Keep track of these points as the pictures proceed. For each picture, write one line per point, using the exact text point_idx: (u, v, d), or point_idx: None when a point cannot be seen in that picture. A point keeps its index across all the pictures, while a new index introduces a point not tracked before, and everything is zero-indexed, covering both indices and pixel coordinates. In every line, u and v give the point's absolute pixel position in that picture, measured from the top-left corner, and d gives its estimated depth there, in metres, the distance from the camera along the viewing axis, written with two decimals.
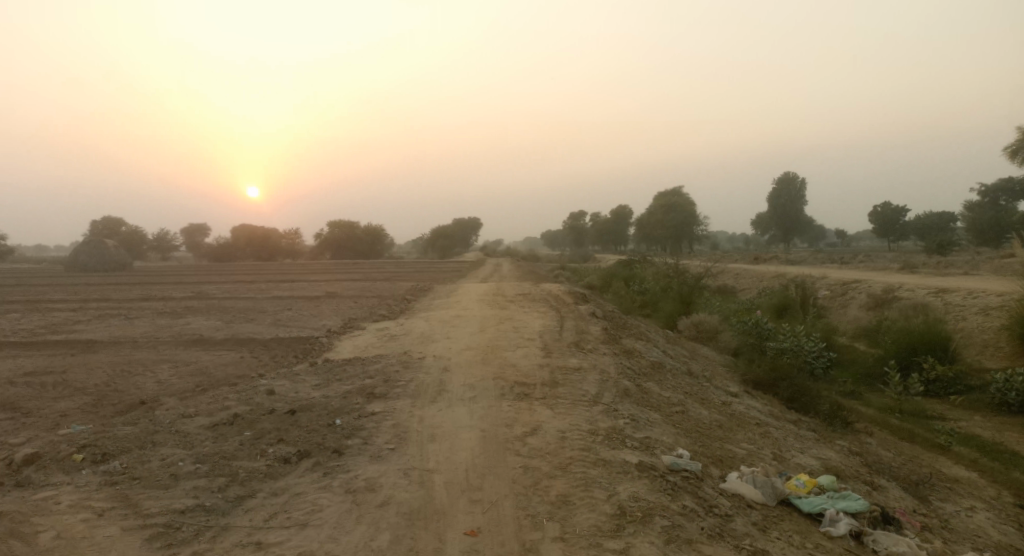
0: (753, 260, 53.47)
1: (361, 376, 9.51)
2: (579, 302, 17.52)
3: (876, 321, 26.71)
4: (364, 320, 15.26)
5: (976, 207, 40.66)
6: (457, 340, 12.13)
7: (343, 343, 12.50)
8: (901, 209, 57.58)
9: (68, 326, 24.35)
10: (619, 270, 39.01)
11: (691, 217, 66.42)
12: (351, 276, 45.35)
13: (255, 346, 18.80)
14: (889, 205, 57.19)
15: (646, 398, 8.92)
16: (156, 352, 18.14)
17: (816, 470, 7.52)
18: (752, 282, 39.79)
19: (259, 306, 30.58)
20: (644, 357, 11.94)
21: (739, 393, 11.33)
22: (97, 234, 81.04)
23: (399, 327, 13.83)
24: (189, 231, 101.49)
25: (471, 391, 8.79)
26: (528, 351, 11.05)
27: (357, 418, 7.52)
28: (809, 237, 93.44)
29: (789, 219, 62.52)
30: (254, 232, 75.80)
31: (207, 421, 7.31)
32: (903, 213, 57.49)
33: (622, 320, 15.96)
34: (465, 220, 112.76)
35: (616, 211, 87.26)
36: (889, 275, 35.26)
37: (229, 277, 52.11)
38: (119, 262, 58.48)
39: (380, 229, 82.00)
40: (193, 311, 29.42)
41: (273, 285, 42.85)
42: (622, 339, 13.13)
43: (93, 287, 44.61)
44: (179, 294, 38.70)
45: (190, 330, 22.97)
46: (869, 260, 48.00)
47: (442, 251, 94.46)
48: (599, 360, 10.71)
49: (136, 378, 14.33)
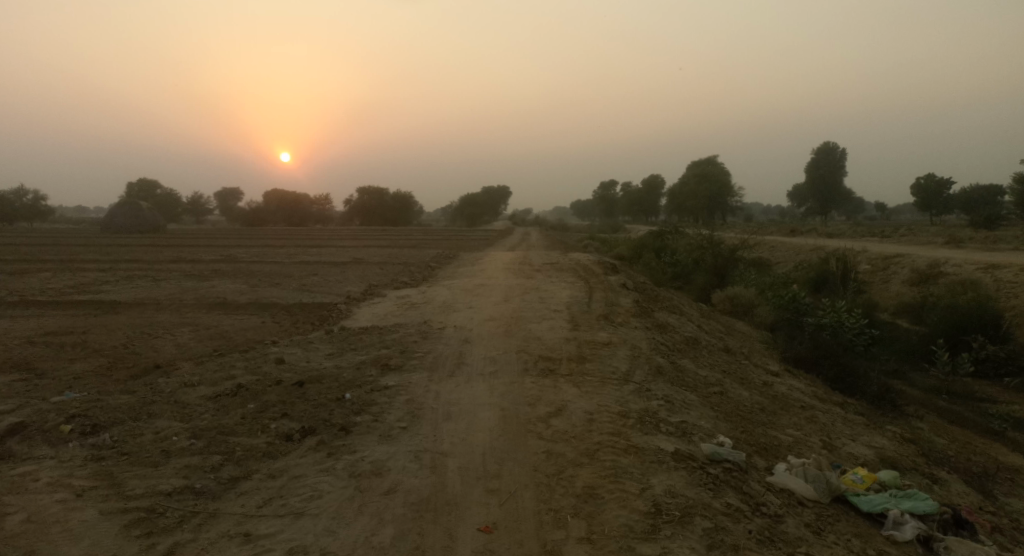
0: (789, 232, 52.05)
1: (377, 346, 8.99)
2: (609, 272, 16.82)
3: (919, 297, 25.59)
4: (386, 287, 14.77)
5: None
6: (480, 310, 11.56)
7: (363, 311, 12.01)
8: (945, 181, 55.42)
9: (96, 286, 24.36)
10: (650, 240, 38.10)
11: (724, 188, 64.92)
12: (379, 242, 45.09)
13: (278, 311, 18.49)
14: (933, 177, 55.05)
15: (681, 377, 8.26)
16: (178, 314, 17.94)
17: (870, 461, 6.84)
18: (787, 256, 38.60)
19: (286, 270, 30.41)
20: (678, 333, 11.25)
21: (779, 372, 10.62)
22: (133, 196, 82.13)
23: (421, 295, 13.31)
24: (222, 195, 102.35)
25: (492, 365, 8.22)
26: (554, 323, 10.45)
27: (369, 392, 7.00)
28: (847, 209, 90.89)
29: (827, 191, 60.67)
30: (285, 197, 76.05)
31: (209, 392, 6.84)
32: (947, 185, 55.32)
33: (654, 292, 15.25)
34: (495, 188, 112.02)
35: (647, 181, 85.72)
36: (934, 249, 33.84)
37: (259, 240, 52.28)
38: (153, 225, 59.08)
39: (409, 195, 81.66)
40: (220, 274, 29.35)
41: (301, 249, 42.78)
42: (654, 312, 12.44)
43: (126, 248, 45.07)
44: (208, 256, 38.81)
45: (215, 293, 22.83)
46: (910, 234, 46.31)
47: (471, 219, 93.96)
48: (630, 335, 10.07)
49: (154, 341, 14.06)
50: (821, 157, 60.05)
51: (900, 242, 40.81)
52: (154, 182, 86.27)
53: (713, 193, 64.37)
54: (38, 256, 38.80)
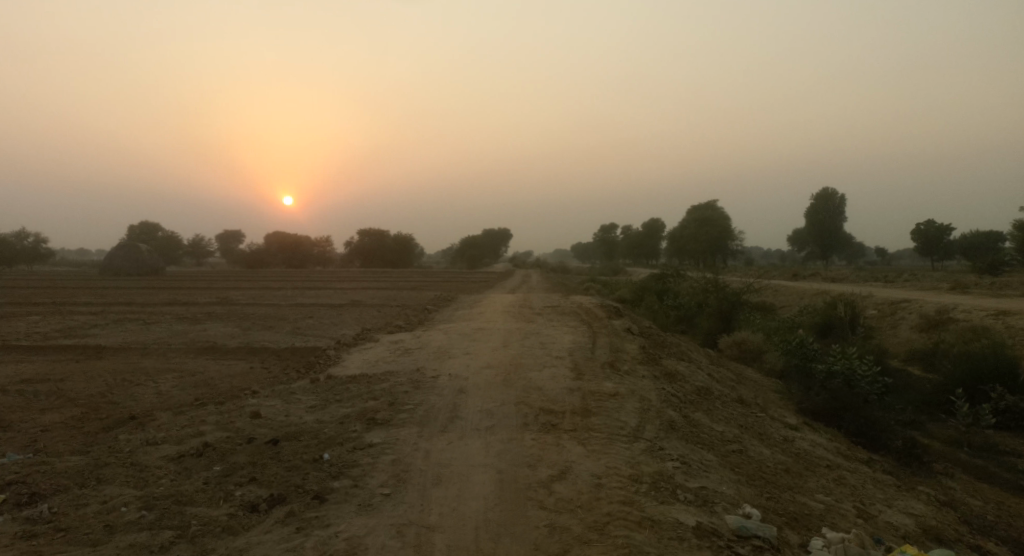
0: (791, 276, 51.51)
1: (364, 398, 8.29)
2: (613, 317, 16.15)
3: (930, 344, 24.85)
4: (379, 332, 14.10)
5: None
6: (477, 357, 10.87)
7: (353, 357, 11.31)
8: (946, 226, 55.02)
9: (85, 330, 23.67)
10: (652, 283, 37.51)
11: (725, 232, 64.57)
12: (378, 285, 44.51)
13: (268, 357, 17.75)
14: (934, 222, 54.64)
15: (696, 433, 7.55)
16: (164, 360, 17.21)
17: (911, 533, 6.12)
18: (792, 300, 37.92)
19: (281, 313, 29.77)
20: (688, 382, 10.55)
21: (798, 426, 9.89)
22: (134, 239, 82.03)
23: (415, 340, 12.62)
24: (224, 237, 102.32)
25: (488, 419, 7.52)
26: (556, 372, 9.75)
27: (351, 451, 6.30)
28: (848, 254, 90.36)
29: (828, 235, 60.28)
30: (286, 239, 75.85)
31: (172, 451, 6.14)
32: (948, 230, 54.89)
33: (660, 337, 14.56)
34: (495, 232, 112.13)
35: (648, 225, 85.53)
36: (941, 294, 33.17)
37: (258, 283, 51.73)
38: (152, 267, 58.60)
39: (410, 238, 81.40)
40: (213, 317, 28.67)
41: (299, 292, 42.18)
42: (661, 359, 11.76)
43: (122, 290, 44.48)
44: (204, 299, 38.17)
45: (206, 337, 22.14)
46: (914, 279, 45.77)
47: (472, 262, 93.61)
48: (639, 384, 9.39)
49: (135, 389, 13.33)
50: (821, 201, 59.76)
51: (905, 287, 40.19)
52: (156, 224, 86.22)
53: (715, 236, 64.04)
54: (31, 298, 38.19)
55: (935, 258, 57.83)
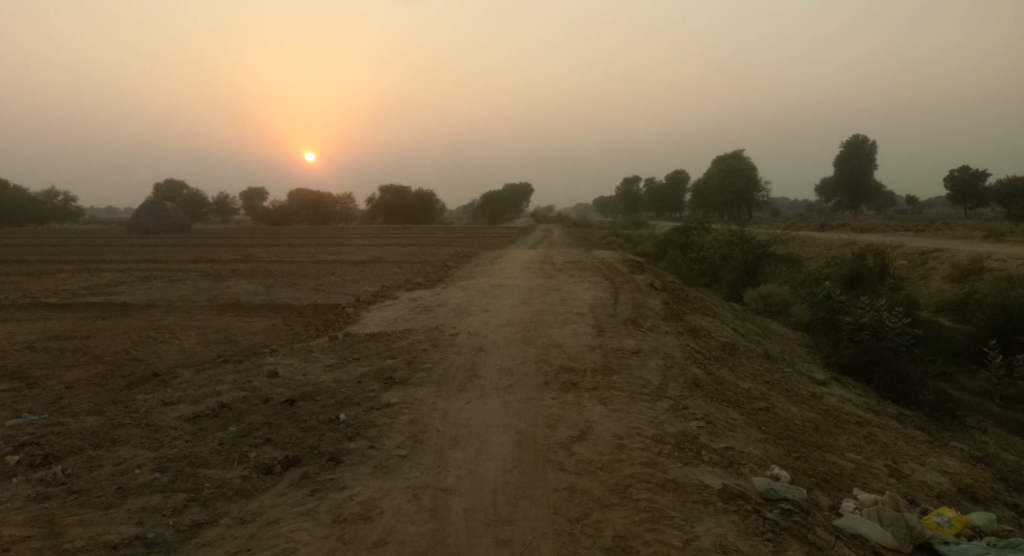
0: (818, 227, 50.55)
1: (382, 356, 8.17)
2: (635, 271, 15.87)
3: (962, 295, 24.27)
4: (398, 288, 13.98)
5: None
6: (496, 314, 10.71)
7: (372, 315, 11.21)
8: (980, 173, 53.40)
9: (111, 287, 23.92)
10: (675, 236, 36.99)
11: (750, 182, 63.35)
12: (401, 241, 44.46)
13: (290, 313, 17.77)
14: (967, 169, 53.06)
15: (721, 392, 7.34)
16: (188, 317, 17.31)
17: (946, 492, 5.91)
18: (819, 251, 37.23)
19: (304, 270, 29.83)
20: (713, 338, 10.31)
21: (826, 382, 9.63)
22: (160, 197, 82.70)
23: (435, 297, 12.49)
24: (247, 195, 102.82)
25: (508, 378, 7.37)
26: (578, 329, 9.56)
27: (367, 411, 6.19)
28: (877, 203, 88.43)
29: (857, 185, 58.91)
30: (309, 196, 75.97)
31: (187, 411, 6.08)
32: (982, 177, 53.31)
33: (684, 292, 14.28)
34: (517, 186, 111.35)
35: (672, 176, 84.25)
36: (974, 244, 32.33)
37: (281, 239, 52.00)
38: (178, 225, 59.09)
39: (432, 193, 81.04)
40: (237, 274, 28.87)
41: (322, 248, 42.33)
42: (686, 314, 11.50)
43: (149, 248, 44.96)
44: (229, 256, 38.43)
45: (229, 294, 22.26)
46: (946, 228, 44.64)
47: (494, 216, 93.25)
48: (663, 341, 9.18)
49: (158, 347, 13.40)
50: (850, 150, 58.22)
51: (936, 237, 39.22)
52: (180, 182, 86.75)
53: (740, 187, 62.91)
54: (61, 256, 38.73)
55: (968, 207, 56.32)
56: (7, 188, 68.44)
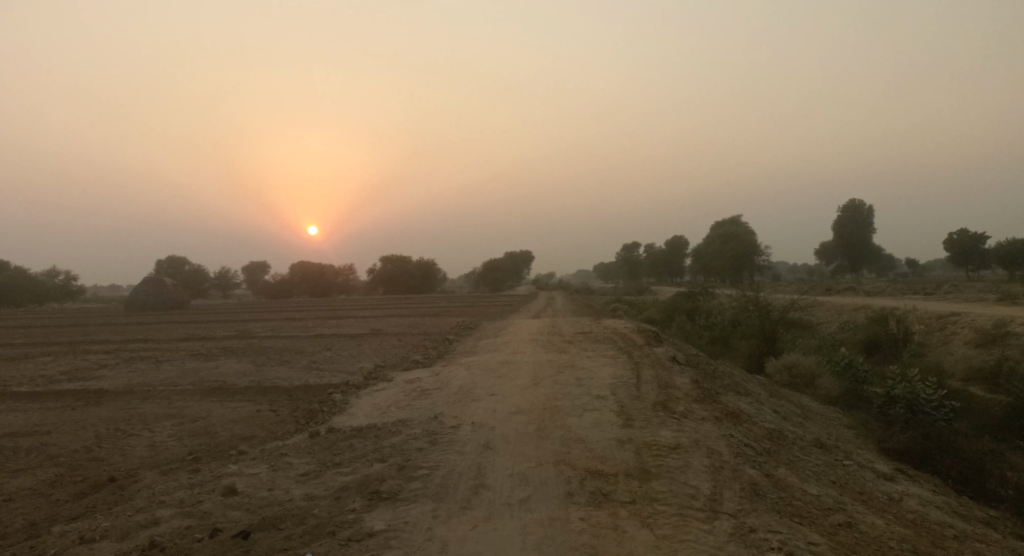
0: (825, 291, 49.45)
1: (368, 461, 6.75)
2: (653, 343, 14.50)
3: (991, 361, 22.77)
4: (393, 368, 12.60)
5: None
6: (504, 400, 9.30)
7: (361, 401, 9.78)
8: (980, 235, 52.77)
9: (92, 370, 22.53)
10: (681, 302, 35.81)
11: (752, 247, 62.58)
12: (401, 312, 43.22)
13: (278, 397, 16.32)
14: (967, 231, 52.42)
15: (787, 503, 5.95)
16: (166, 404, 15.85)
17: None
18: (830, 316, 35.93)
19: (299, 346, 28.42)
20: (756, 424, 8.90)
21: (893, 477, 8.21)
22: (160, 274, 82.02)
23: (434, 379, 11.09)
24: (250, 269, 102.17)
25: (523, 488, 5.96)
26: (600, 416, 8.16)
27: (343, 544, 4.80)
28: (878, 266, 87.83)
29: (858, 248, 58.20)
30: (310, 268, 75.32)
31: (107, 554, 4.69)
32: (982, 239, 52.72)
33: (711, 366, 12.85)
34: (517, 254, 111.34)
35: (671, 243, 83.79)
36: (990, 306, 31.08)
37: (279, 313, 50.82)
38: (177, 300, 58.03)
39: (433, 263, 80.36)
40: (228, 351, 27.49)
41: (319, 322, 41.06)
42: (719, 395, 10.10)
43: (142, 326, 43.69)
44: (222, 332, 37.13)
45: (215, 375, 20.83)
46: (955, 290, 43.47)
47: (495, 285, 92.39)
48: (702, 432, 7.78)
49: (124, 442, 11.92)
50: (848, 214, 57.83)
51: (948, 300, 38.08)
52: (183, 257, 86.44)
53: (741, 252, 62.15)
54: (49, 337, 37.39)
55: (971, 269, 55.44)
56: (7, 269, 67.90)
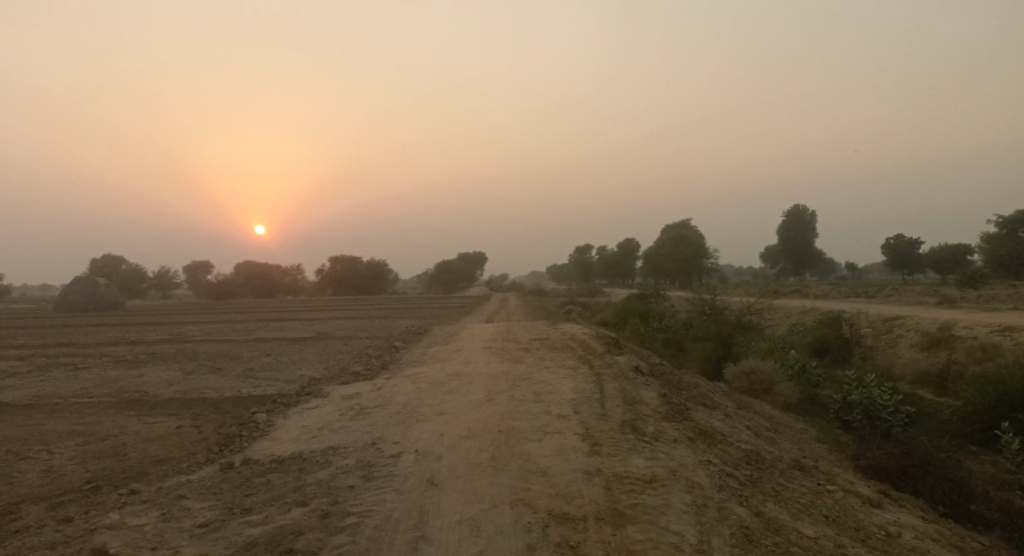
0: (772, 293, 49.71)
1: (286, 505, 5.59)
2: (613, 351, 13.55)
3: (940, 363, 22.54)
4: (330, 381, 11.36)
5: (994, 239, 38.63)
6: (453, 420, 8.19)
7: (289, 423, 8.54)
8: (916, 240, 53.87)
9: (2, 380, 20.58)
10: (633, 304, 35.22)
11: (700, 249, 62.77)
12: (348, 315, 41.58)
13: (204, 410, 14.88)
14: (903, 236, 53.33)
15: (784, 551, 5.03)
16: (75, 419, 14.25)
17: None
18: (779, 319, 35.85)
19: (236, 351, 26.73)
20: (732, 445, 7.99)
21: (882, 504, 7.41)
22: (96, 274, 78.28)
23: (374, 394, 9.92)
24: (192, 268, 98.40)
25: (472, 541, 4.90)
26: (562, 441, 7.13)
27: None
28: (820, 270, 89.50)
29: (801, 253, 58.84)
30: (254, 268, 72.86)
31: None
32: (918, 244, 53.84)
33: (676, 377, 11.94)
34: (468, 255, 110.31)
35: (622, 245, 83.76)
36: (933, 309, 31.32)
37: (220, 316, 48.56)
38: (111, 302, 55.14)
39: (383, 263, 78.66)
40: (158, 358, 25.64)
41: (261, 324, 39.24)
42: (689, 411, 9.18)
43: (70, 329, 41.08)
44: (156, 336, 34.99)
45: (138, 384, 19.16)
46: (896, 294, 43.94)
47: (446, 286, 91.01)
48: (679, 458, 6.81)
49: (15, 470, 10.41)
50: (792, 219, 58.46)
51: (891, 303, 38.46)
52: (120, 257, 82.70)
53: (690, 255, 62.21)
54: None
55: (908, 273, 56.57)
56: None
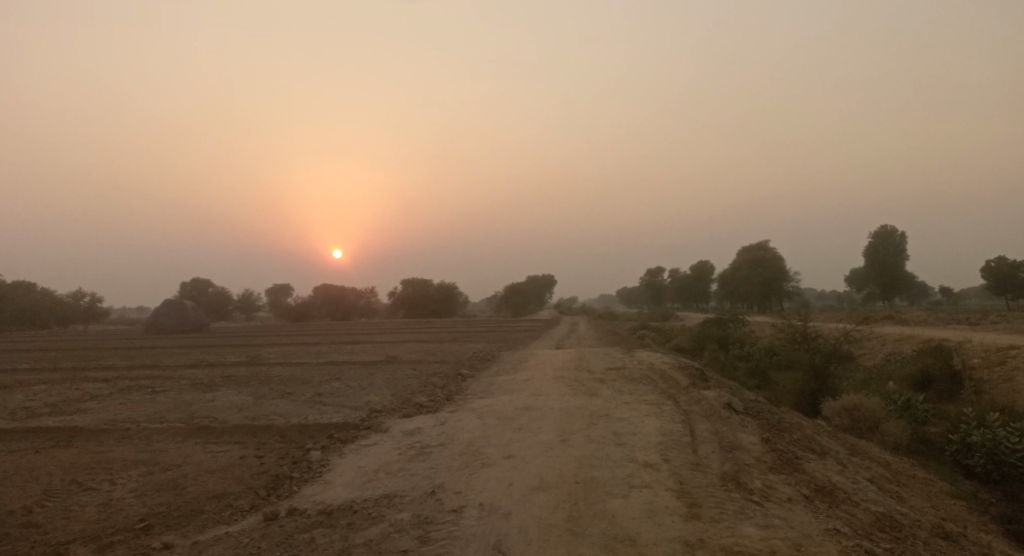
0: (862, 318, 46.63)
1: None
2: (698, 385, 12.29)
3: None
4: (392, 413, 10.56)
5: None
6: (524, 465, 7.22)
7: (343, 463, 7.75)
8: (1018, 263, 49.77)
9: (82, 402, 20.81)
10: (711, 328, 33.44)
11: (780, 272, 59.96)
12: (419, 337, 41.28)
13: (269, 438, 14.39)
14: (1006, 258, 49.29)
15: None
16: (142, 445, 13.97)
17: None
18: (872, 346, 33.34)
19: (307, 375, 26.54)
20: (857, 508, 6.75)
21: None
22: (184, 296, 81.35)
23: (438, 431, 9.06)
24: (273, 291, 101.51)
25: None
26: (653, 497, 6.07)
27: None
28: (910, 293, 84.35)
29: (890, 276, 55.30)
30: (331, 291, 74.17)
31: None
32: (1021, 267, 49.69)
33: (775, 417, 10.61)
34: (540, 278, 109.64)
35: (696, 267, 81.31)
36: None
37: (296, 338, 49.17)
38: (195, 323, 56.77)
39: (455, 286, 78.76)
40: (231, 381, 25.66)
41: (334, 347, 39.37)
42: (797, 461, 7.95)
43: (155, 350, 42.25)
44: (233, 359, 35.40)
45: (209, 408, 18.97)
46: (1001, 320, 40.39)
47: (517, 309, 90.37)
48: (799, 527, 5.66)
49: (72, 501, 9.99)
50: (881, 240, 55.16)
51: (997, 330, 35.25)
52: (207, 280, 85.79)
53: (769, 278, 59.52)
54: (56, 361, 35.99)
55: (1011, 298, 52.25)
56: (33, 290, 67.69)
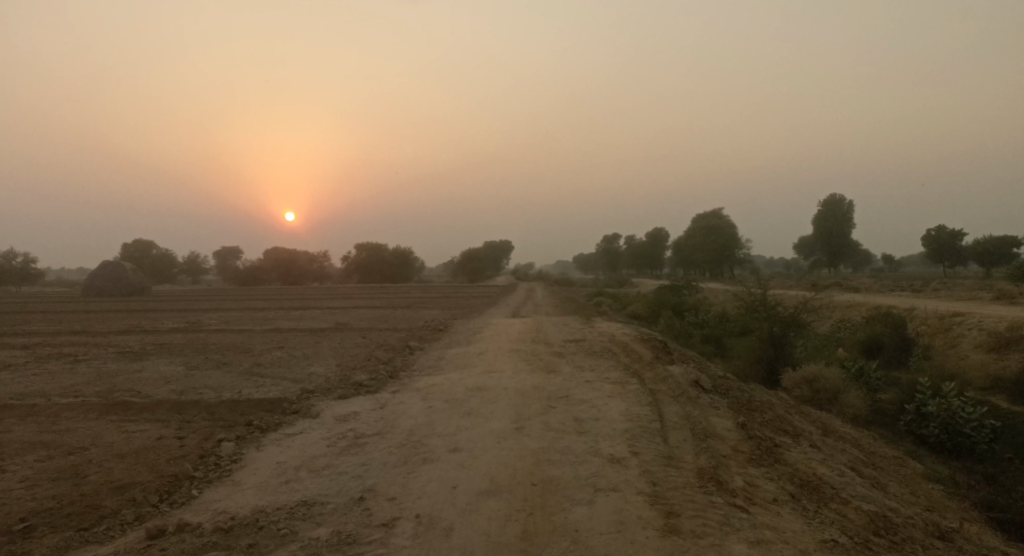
0: (812, 285, 46.81)
1: None
2: (662, 360, 11.38)
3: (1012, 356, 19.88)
4: (326, 394, 9.41)
5: None
6: (470, 461, 6.20)
7: (261, 458, 6.63)
8: (958, 232, 50.52)
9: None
10: (665, 295, 32.79)
11: (732, 240, 60.02)
12: (370, 303, 39.85)
13: (195, 417, 13.08)
14: (946, 227, 50.07)
15: None
16: (49, 424, 12.54)
17: None
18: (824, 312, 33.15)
19: (249, 343, 25.04)
20: (849, 507, 5.92)
21: None
22: (125, 258, 77.83)
23: (377, 416, 7.96)
24: (223, 255, 98.37)
25: None
26: (623, 504, 5.12)
27: None
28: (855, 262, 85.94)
29: (837, 245, 55.71)
30: (281, 254, 71.75)
31: None
32: (961, 236, 50.43)
33: (745, 396, 9.78)
34: (496, 243, 108.58)
35: (651, 234, 81.22)
36: (992, 304, 28.36)
37: (242, 302, 47.15)
38: (137, 287, 54.10)
39: (410, 251, 77.03)
40: (166, 349, 24.02)
41: (281, 313, 37.70)
42: (777, 451, 7.10)
43: (90, 315, 39.90)
44: (172, 325, 33.48)
45: (135, 381, 17.48)
46: (945, 288, 40.81)
47: (473, 274, 89.20)
48: (794, 540, 4.79)
49: None
50: (828, 208, 55.61)
51: (942, 297, 35.47)
52: (152, 242, 82.27)
53: (721, 246, 59.49)
54: None
55: (950, 266, 53.18)
56: None
